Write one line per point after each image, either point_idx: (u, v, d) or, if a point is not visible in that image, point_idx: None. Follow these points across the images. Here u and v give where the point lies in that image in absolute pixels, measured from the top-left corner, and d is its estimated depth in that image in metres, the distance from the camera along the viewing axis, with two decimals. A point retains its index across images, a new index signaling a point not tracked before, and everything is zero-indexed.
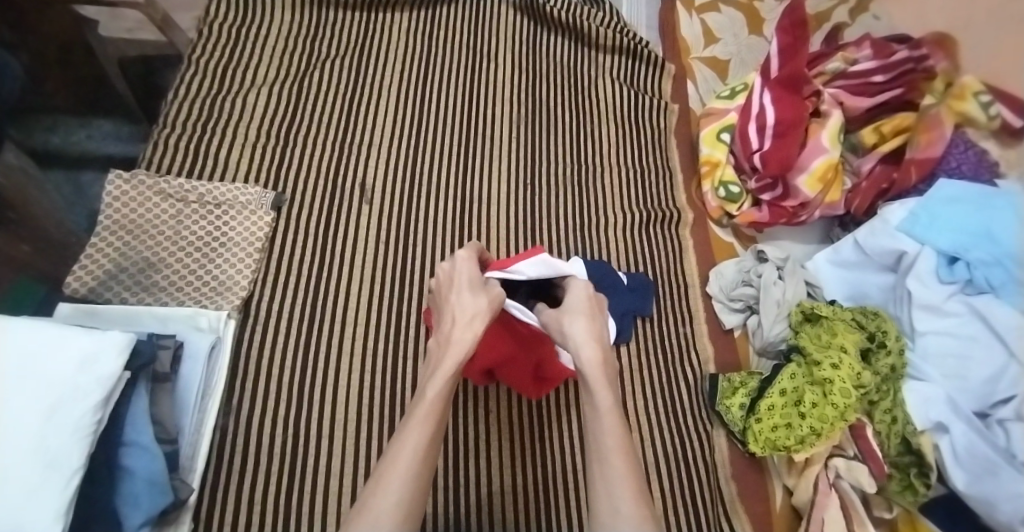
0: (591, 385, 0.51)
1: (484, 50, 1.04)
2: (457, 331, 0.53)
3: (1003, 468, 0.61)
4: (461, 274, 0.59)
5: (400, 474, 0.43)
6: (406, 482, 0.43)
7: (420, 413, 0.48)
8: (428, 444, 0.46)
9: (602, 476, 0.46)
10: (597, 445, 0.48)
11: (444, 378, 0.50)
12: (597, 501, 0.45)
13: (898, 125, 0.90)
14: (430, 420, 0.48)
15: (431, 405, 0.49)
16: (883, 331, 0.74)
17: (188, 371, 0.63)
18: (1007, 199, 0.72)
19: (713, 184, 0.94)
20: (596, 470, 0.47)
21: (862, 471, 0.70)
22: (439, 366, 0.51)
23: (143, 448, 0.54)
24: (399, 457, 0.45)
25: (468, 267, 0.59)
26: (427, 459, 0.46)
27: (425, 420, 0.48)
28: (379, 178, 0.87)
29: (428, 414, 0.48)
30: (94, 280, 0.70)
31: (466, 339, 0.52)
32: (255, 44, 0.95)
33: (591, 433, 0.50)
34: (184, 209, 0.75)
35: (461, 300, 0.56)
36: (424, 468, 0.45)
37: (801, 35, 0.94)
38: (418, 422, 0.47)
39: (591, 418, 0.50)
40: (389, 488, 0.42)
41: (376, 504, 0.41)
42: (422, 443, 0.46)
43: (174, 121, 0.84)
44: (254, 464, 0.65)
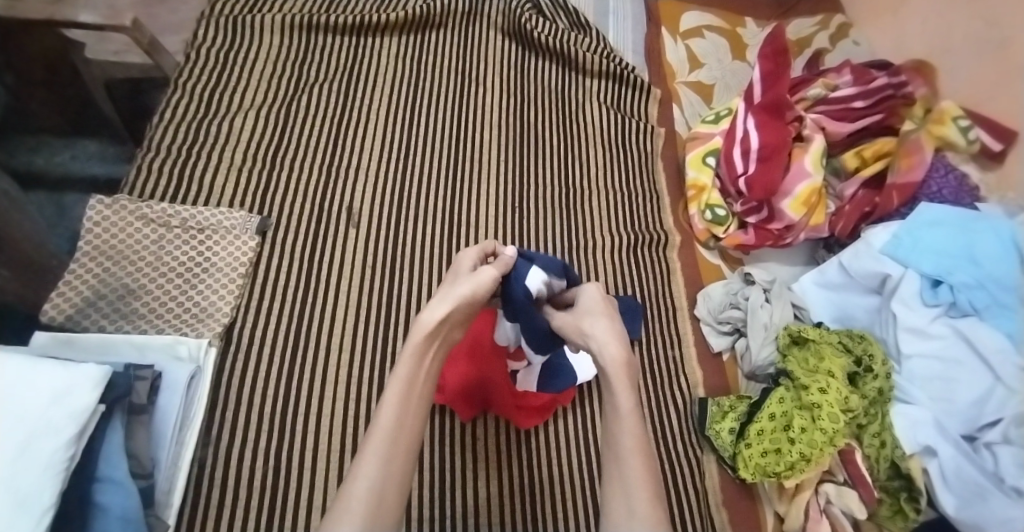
0: (613, 384, 0.51)
1: (472, 75, 1.05)
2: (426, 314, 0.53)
3: (992, 493, 0.62)
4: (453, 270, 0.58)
5: (373, 459, 0.45)
6: (377, 466, 0.45)
7: (387, 402, 0.49)
8: (397, 431, 0.47)
9: (619, 480, 0.47)
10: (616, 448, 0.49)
11: (408, 365, 0.51)
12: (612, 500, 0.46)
13: (879, 150, 0.91)
14: (397, 406, 0.48)
15: (399, 391, 0.49)
16: (870, 355, 0.74)
17: (166, 402, 0.61)
18: (1009, 232, 0.73)
19: (699, 207, 0.94)
20: (614, 462, 0.48)
21: (852, 498, 0.69)
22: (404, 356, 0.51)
23: (117, 483, 0.52)
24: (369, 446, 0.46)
25: (464, 261, 0.59)
26: (399, 444, 0.47)
27: (391, 406, 0.48)
28: (367, 200, 0.87)
29: (397, 403, 0.49)
30: (71, 308, 0.68)
31: (429, 322, 0.52)
32: (243, 67, 0.95)
33: (610, 432, 0.50)
34: (166, 234, 0.74)
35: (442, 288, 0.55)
36: (396, 451, 0.46)
37: (782, 62, 0.96)
38: (390, 409, 0.48)
39: (612, 417, 0.50)
40: (362, 471, 0.44)
41: (351, 488, 0.44)
42: (389, 428, 0.47)
43: (158, 145, 0.83)
44: (232, 498, 0.63)
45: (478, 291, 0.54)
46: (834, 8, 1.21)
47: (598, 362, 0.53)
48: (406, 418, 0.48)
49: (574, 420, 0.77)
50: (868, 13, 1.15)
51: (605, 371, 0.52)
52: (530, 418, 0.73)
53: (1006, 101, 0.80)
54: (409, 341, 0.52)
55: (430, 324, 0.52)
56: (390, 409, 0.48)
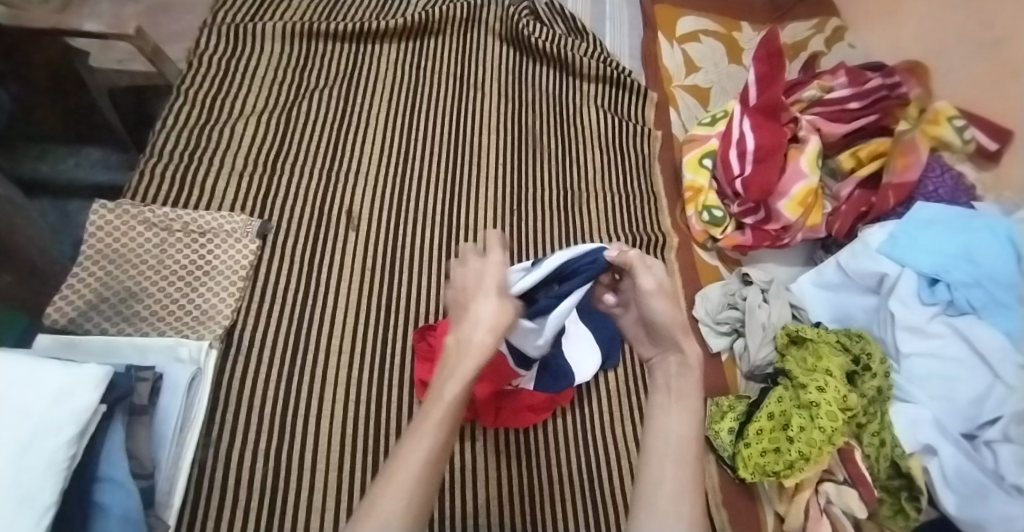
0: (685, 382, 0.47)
1: (471, 81, 1.06)
2: (475, 332, 0.43)
3: (993, 491, 0.62)
4: (490, 280, 0.45)
5: (410, 475, 0.37)
6: (417, 482, 0.37)
7: (434, 414, 0.40)
8: (444, 448, 0.39)
9: (668, 472, 0.41)
10: (667, 442, 0.43)
11: (463, 381, 0.41)
12: (650, 490, 0.41)
13: (874, 150, 0.91)
14: (445, 424, 0.40)
15: (453, 407, 0.40)
16: (868, 353, 0.74)
17: (166, 403, 0.61)
18: (1006, 229, 0.73)
19: (697, 209, 0.95)
20: (663, 461, 0.42)
21: (852, 497, 0.68)
22: (456, 372, 0.41)
23: (118, 483, 0.52)
24: (410, 456, 0.38)
25: (498, 274, 0.45)
26: (441, 461, 0.39)
27: (440, 420, 0.40)
28: (366, 204, 0.88)
29: (444, 418, 0.40)
30: (74, 310, 0.69)
31: (487, 345, 0.42)
32: (245, 75, 0.97)
33: (662, 423, 0.45)
34: (168, 238, 0.75)
35: (486, 307, 0.44)
36: (436, 473, 0.39)
37: (777, 65, 0.97)
38: (439, 420, 0.40)
39: (666, 412, 0.45)
40: (398, 484, 0.36)
41: (383, 501, 0.35)
42: (436, 446, 0.39)
43: (161, 151, 0.84)
44: (233, 500, 0.63)
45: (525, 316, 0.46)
46: (829, 12, 1.22)
47: (679, 355, 0.48)
48: (451, 434, 0.40)
49: (573, 421, 0.77)
50: (862, 17, 1.16)
51: (682, 353, 0.48)
52: (529, 419, 0.73)
53: (1000, 102, 0.80)
54: (461, 356, 0.42)
55: (492, 346, 0.43)
56: (438, 423, 0.39)
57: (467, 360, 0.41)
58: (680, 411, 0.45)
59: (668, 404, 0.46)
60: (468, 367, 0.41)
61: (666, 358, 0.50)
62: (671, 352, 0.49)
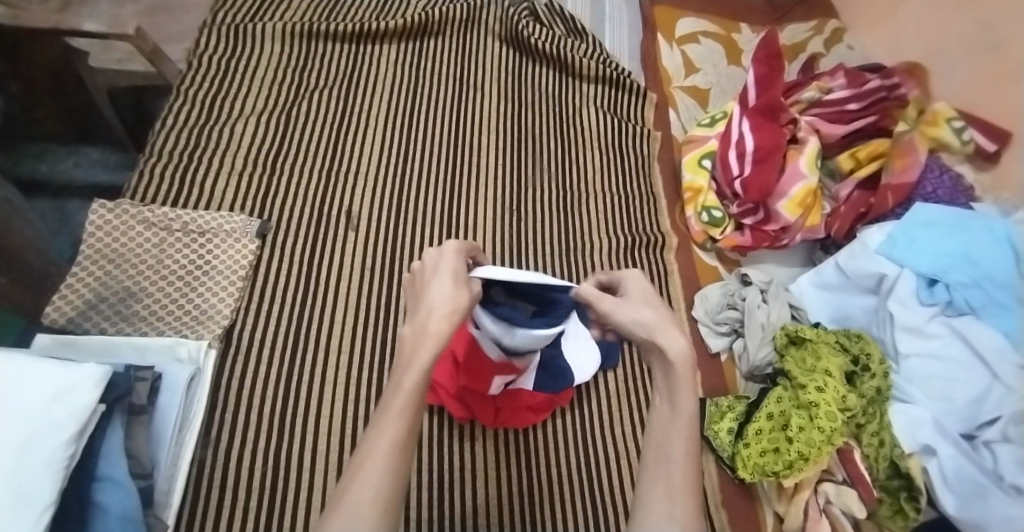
0: (678, 384, 0.42)
1: (470, 81, 1.06)
2: (434, 318, 0.42)
3: (993, 491, 0.62)
4: (445, 264, 0.46)
5: (374, 471, 0.35)
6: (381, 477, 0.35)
7: (395, 407, 0.38)
8: (407, 441, 0.38)
9: (659, 472, 0.39)
10: (662, 439, 0.41)
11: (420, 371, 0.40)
12: (645, 494, 0.39)
13: (873, 151, 0.91)
14: (406, 415, 0.38)
15: (411, 396, 0.39)
16: (867, 353, 0.74)
17: (166, 403, 0.61)
18: (1005, 230, 0.74)
19: (696, 209, 0.95)
20: (656, 466, 0.39)
21: (852, 497, 0.68)
22: (415, 362, 0.40)
23: (117, 483, 0.52)
24: (371, 455, 0.36)
25: (454, 257, 0.47)
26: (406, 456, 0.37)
27: (399, 413, 0.38)
28: (366, 204, 0.88)
29: (406, 411, 0.38)
30: (73, 310, 0.69)
31: (443, 333, 0.41)
32: (244, 75, 0.97)
33: (656, 422, 0.42)
34: (167, 237, 0.75)
35: (442, 291, 0.44)
36: (401, 465, 0.37)
37: (776, 66, 0.97)
38: (401, 414, 0.38)
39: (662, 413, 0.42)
40: (367, 478, 0.35)
41: (350, 493, 0.35)
42: (398, 437, 0.37)
43: (160, 150, 0.84)
44: (231, 500, 0.63)
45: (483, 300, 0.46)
46: (827, 14, 1.23)
47: (660, 355, 0.43)
48: (415, 425, 0.39)
49: (572, 421, 0.77)
50: (861, 19, 1.16)
51: (663, 354, 0.43)
52: (528, 418, 0.73)
53: (999, 104, 0.81)
54: (414, 348, 0.41)
55: (448, 333, 0.42)
56: (402, 414, 0.38)
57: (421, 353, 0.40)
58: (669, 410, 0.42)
59: (661, 401, 0.43)
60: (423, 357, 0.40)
61: (654, 363, 0.45)
62: (656, 353, 0.44)
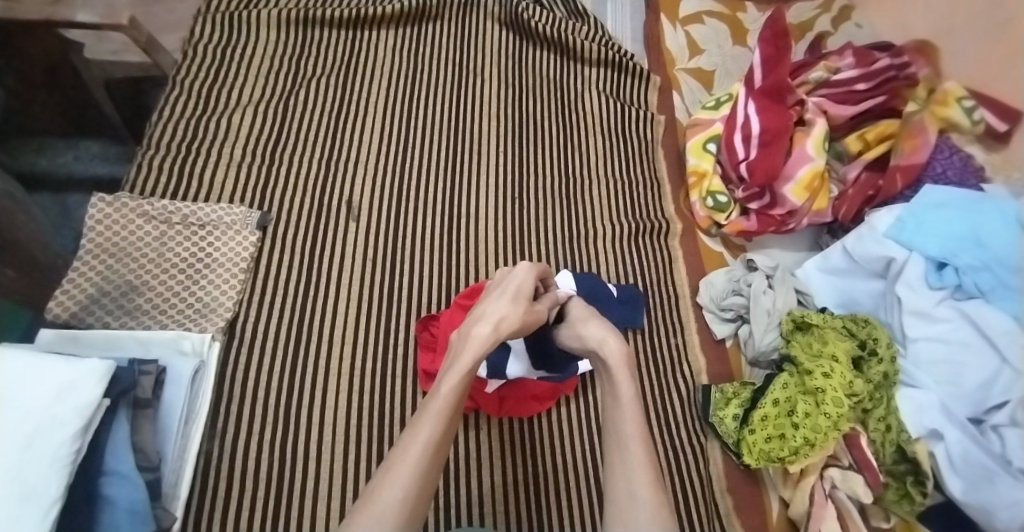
0: (614, 372, 0.55)
1: (470, 66, 1.04)
2: (479, 327, 0.53)
3: (1000, 476, 0.61)
4: (508, 282, 0.59)
5: (408, 466, 0.40)
6: (415, 473, 0.40)
7: (433, 407, 0.45)
8: (440, 440, 0.43)
9: (618, 455, 0.48)
10: (615, 426, 0.50)
11: (460, 375, 0.48)
12: (613, 479, 0.47)
13: (881, 133, 0.90)
14: (444, 417, 0.44)
15: (452, 402, 0.45)
16: (874, 338, 0.73)
17: (171, 395, 0.62)
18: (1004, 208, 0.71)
19: (700, 194, 0.93)
20: (614, 449, 0.49)
21: (857, 482, 0.69)
22: (459, 364, 0.49)
23: (124, 476, 0.53)
24: (409, 451, 0.41)
25: (520, 276, 0.59)
26: (439, 452, 0.42)
27: (438, 414, 0.44)
28: (366, 194, 0.87)
29: (443, 411, 0.44)
30: (76, 305, 0.68)
31: (485, 337, 0.52)
32: (241, 64, 0.95)
33: (611, 414, 0.52)
34: (168, 230, 0.74)
35: (496, 302, 0.56)
36: (432, 467, 0.41)
37: (783, 45, 0.95)
38: (436, 414, 0.44)
39: (612, 404, 0.52)
40: (397, 474, 0.39)
41: (381, 494, 0.38)
42: (436, 437, 0.42)
43: (158, 143, 0.83)
44: (240, 490, 0.64)
45: (533, 322, 0.57)
46: None
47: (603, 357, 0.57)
48: (447, 432, 0.44)
49: (576, 409, 0.77)
50: None
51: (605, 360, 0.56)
52: (531, 408, 0.73)
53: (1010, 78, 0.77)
54: (463, 349, 0.51)
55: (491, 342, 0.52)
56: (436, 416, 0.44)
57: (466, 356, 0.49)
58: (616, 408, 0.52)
59: (609, 393, 0.54)
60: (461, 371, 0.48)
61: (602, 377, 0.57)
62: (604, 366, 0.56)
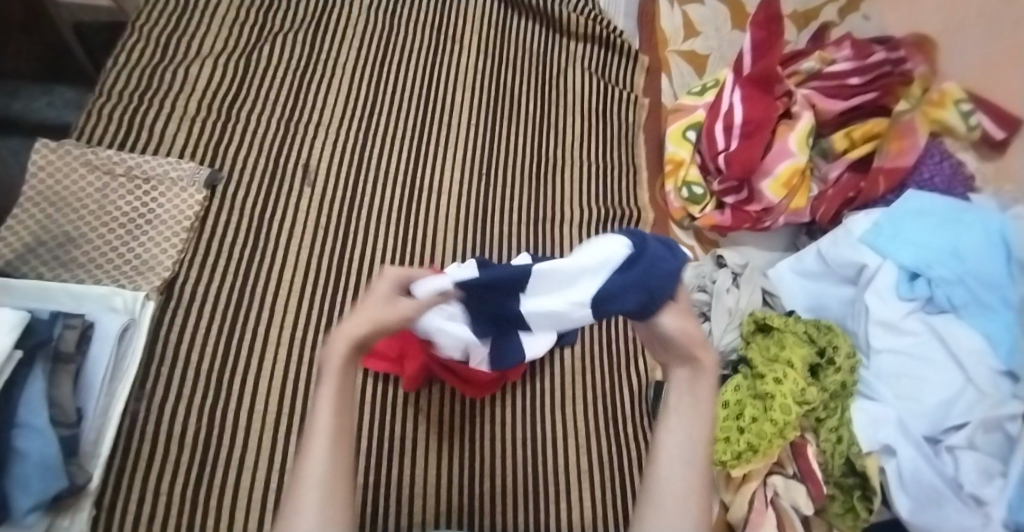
0: (694, 375, 0.41)
1: (449, 32, 1.00)
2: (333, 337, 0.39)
3: (949, 499, 0.60)
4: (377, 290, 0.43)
5: (322, 443, 0.37)
6: (330, 447, 0.37)
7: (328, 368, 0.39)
8: (342, 404, 0.39)
9: (678, 471, 0.39)
10: (679, 425, 0.41)
11: (335, 372, 0.39)
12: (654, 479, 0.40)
13: (869, 131, 0.85)
14: (338, 386, 0.38)
15: (342, 364, 0.39)
16: (834, 347, 0.71)
17: (97, 353, 0.61)
18: (997, 224, 0.71)
19: (676, 184, 0.90)
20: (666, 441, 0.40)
21: (799, 491, 0.67)
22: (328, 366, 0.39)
23: (35, 430, 0.52)
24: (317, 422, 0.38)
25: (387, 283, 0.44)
26: (344, 441, 0.38)
27: (333, 379, 0.39)
28: (325, 159, 0.84)
29: (338, 379, 0.39)
30: (11, 253, 0.66)
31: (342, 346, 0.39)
32: (207, 13, 0.91)
33: (672, 403, 0.42)
34: (112, 183, 0.72)
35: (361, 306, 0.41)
36: (345, 432, 0.38)
37: (776, 31, 0.89)
38: (330, 408, 0.38)
39: (678, 398, 0.42)
40: (314, 455, 0.36)
41: (303, 472, 0.36)
42: (334, 398, 0.38)
43: (111, 90, 0.80)
44: (164, 451, 0.63)
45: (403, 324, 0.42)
46: None
47: (682, 346, 0.40)
48: (348, 388, 0.39)
49: (522, 395, 0.75)
50: None
51: (691, 358, 0.41)
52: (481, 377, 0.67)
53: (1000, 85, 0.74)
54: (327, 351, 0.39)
55: (358, 337, 0.39)
56: (328, 411, 0.38)
57: (334, 349, 0.39)
58: (690, 418, 0.40)
59: (677, 389, 0.42)
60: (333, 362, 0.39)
61: (675, 365, 0.43)
62: (679, 360, 0.42)
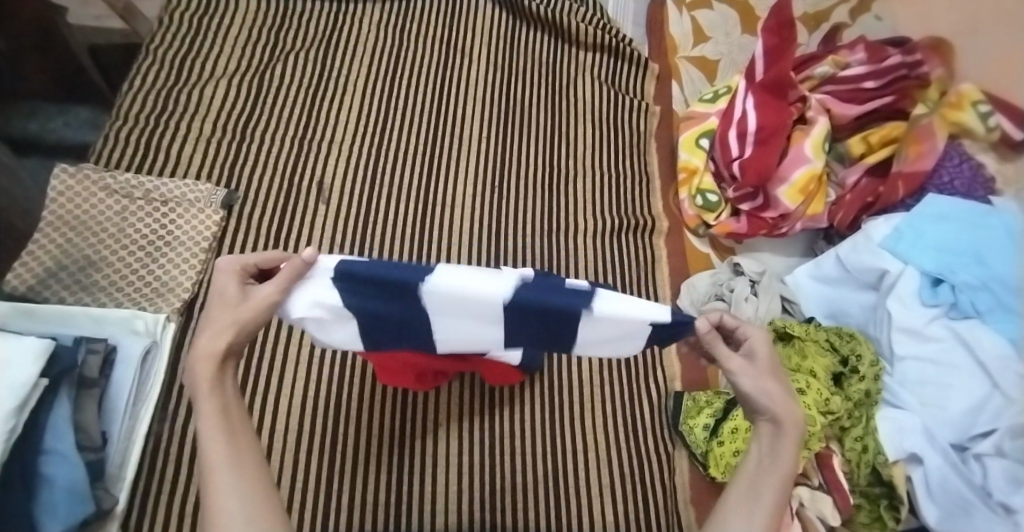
0: (780, 440, 0.38)
1: (459, 45, 1.00)
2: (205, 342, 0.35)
3: (977, 508, 0.59)
4: (218, 286, 0.38)
5: (225, 477, 0.32)
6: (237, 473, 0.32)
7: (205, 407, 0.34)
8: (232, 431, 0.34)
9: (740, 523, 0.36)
10: (752, 479, 0.38)
11: (205, 403, 0.34)
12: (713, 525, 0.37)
13: (886, 135, 0.85)
14: (220, 415, 0.34)
15: (218, 387, 0.34)
16: (857, 355, 0.70)
17: (120, 376, 0.61)
18: (1004, 221, 0.68)
19: (690, 192, 0.89)
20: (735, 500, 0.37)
21: (826, 504, 0.66)
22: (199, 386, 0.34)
23: (62, 456, 0.52)
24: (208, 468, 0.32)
25: (225, 280, 0.38)
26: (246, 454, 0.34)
27: (212, 411, 0.34)
28: (339, 175, 0.84)
29: (217, 408, 0.34)
30: (33, 278, 0.67)
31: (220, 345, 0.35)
32: (219, 33, 0.92)
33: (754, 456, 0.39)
34: (130, 206, 0.73)
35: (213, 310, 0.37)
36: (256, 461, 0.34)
37: (788, 36, 0.89)
38: (214, 432, 0.33)
39: (759, 454, 0.39)
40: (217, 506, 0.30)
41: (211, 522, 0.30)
42: (217, 429, 0.33)
43: (127, 113, 0.81)
44: (187, 473, 0.63)
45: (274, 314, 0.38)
46: None
47: (763, 400, 0.39)
48: (231, 412, 0.35)
49: (540, 409, 0.75)
50: None
51: (777, 419, 0.38)
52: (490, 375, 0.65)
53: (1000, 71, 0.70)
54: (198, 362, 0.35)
55: (221, 351, 0.35)
56: (214, 439, 0.33)
57: (198, 381, 0.34)
58: (761, 464, 0.38)
59: (761, 447, 0.39)
60: (204, 386, 0.34)
61: (760, 421, 0.40)
62: (763, 414, 0.39)
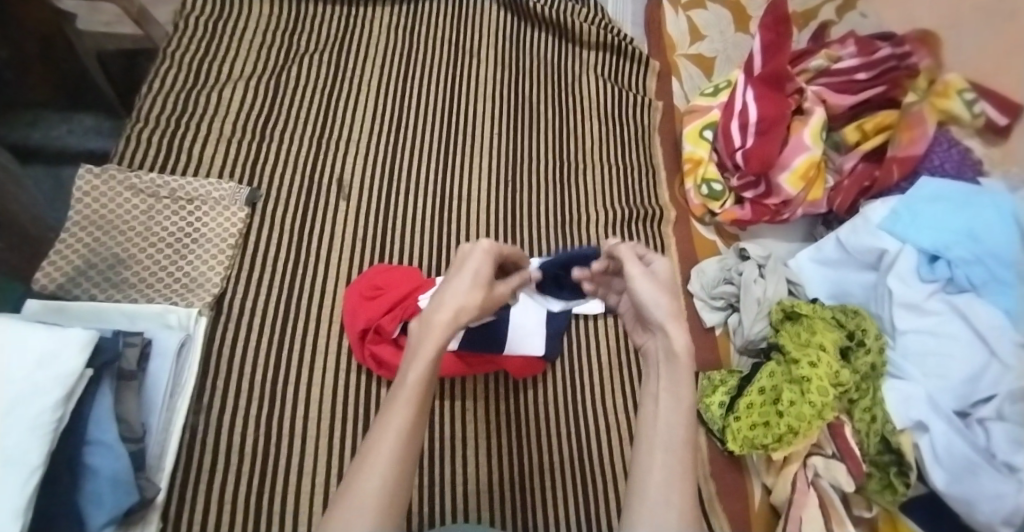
0: (673, 371, 0.42)
1: (467, 46, 1.03)
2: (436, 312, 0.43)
3: (983, 468, 0.61)
4: (470, 265, 0.48)
5: (384, 454, 0.34)
6: (396, 452, 0.35)
7: (404, 393, 0.38)
8: (416, 426, 0.37)
9: (657, 459, 0.36)
10: (661, 424, 0.38)
11: (428, 360, 0.40)
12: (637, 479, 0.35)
13: (879, 124, 0.89)
14: (417, 400, 0.37)
15: (423, 382, 0.38)
16: (863, 329, 0.73)
17: (157, 369, 0.62)
18: (993, 200, 0.73)
19: (695, 182, 0.93)
20: (651, 449, 0.37)
21: (840, 471, 0.69)
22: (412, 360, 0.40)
23: (105, 446, 0.53)
24: (382, 438, 0.35)
25: (479, 261, 0.49)
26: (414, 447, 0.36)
27: (410, 399, 0.37)
28: (358, 172, 0.86)
29: (416, 397, 0.38)
30: (62, 276, 0.68)
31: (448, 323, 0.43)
32: (233, 37, 0.94)
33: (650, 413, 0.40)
34: (156, 204, 0.74)
35: (457, 287, 0.46)
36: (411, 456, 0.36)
37: (784, 31, 0.93)
38: (408, 403, 0.37)
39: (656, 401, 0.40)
40: (372, 467, 0.33)
41: (360, 483, 0.33)
42: (407, 424, 0.36)
43: (147, 115, 0.82)
44: (225, 462, 0.64)
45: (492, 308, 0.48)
46: None
47: (664, 344, 0.44)
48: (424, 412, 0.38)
49: (564, 393, 0.77)
50: None
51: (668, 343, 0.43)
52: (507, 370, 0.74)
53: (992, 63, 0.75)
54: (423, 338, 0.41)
55: (453, 328, 0.43)
56: (409, 401, 0.37)
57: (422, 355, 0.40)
58: (669, 399, 0.40)
59: (660, 390, 0.41)
60: (431, 348, 0.41)
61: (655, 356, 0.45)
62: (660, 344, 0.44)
